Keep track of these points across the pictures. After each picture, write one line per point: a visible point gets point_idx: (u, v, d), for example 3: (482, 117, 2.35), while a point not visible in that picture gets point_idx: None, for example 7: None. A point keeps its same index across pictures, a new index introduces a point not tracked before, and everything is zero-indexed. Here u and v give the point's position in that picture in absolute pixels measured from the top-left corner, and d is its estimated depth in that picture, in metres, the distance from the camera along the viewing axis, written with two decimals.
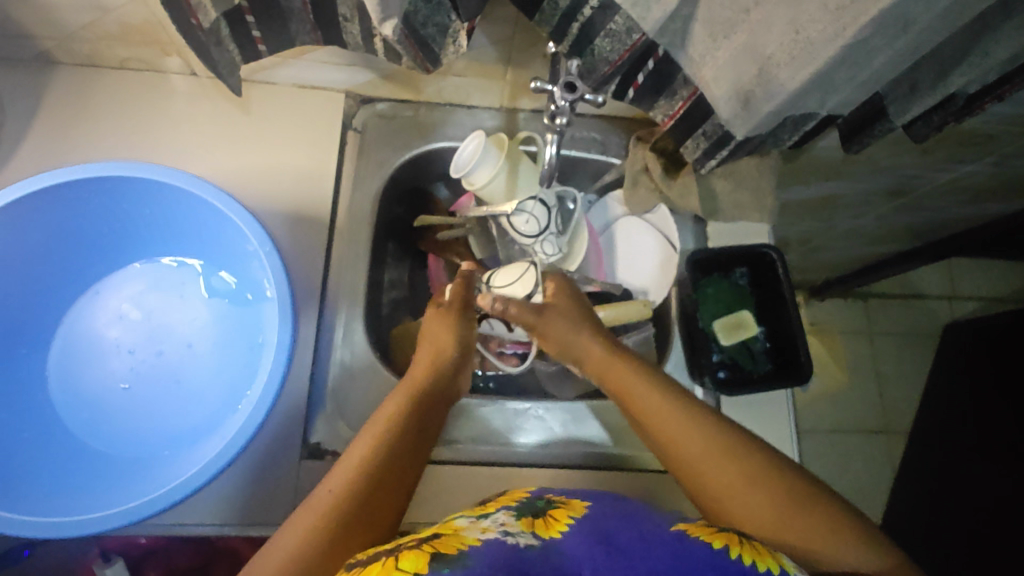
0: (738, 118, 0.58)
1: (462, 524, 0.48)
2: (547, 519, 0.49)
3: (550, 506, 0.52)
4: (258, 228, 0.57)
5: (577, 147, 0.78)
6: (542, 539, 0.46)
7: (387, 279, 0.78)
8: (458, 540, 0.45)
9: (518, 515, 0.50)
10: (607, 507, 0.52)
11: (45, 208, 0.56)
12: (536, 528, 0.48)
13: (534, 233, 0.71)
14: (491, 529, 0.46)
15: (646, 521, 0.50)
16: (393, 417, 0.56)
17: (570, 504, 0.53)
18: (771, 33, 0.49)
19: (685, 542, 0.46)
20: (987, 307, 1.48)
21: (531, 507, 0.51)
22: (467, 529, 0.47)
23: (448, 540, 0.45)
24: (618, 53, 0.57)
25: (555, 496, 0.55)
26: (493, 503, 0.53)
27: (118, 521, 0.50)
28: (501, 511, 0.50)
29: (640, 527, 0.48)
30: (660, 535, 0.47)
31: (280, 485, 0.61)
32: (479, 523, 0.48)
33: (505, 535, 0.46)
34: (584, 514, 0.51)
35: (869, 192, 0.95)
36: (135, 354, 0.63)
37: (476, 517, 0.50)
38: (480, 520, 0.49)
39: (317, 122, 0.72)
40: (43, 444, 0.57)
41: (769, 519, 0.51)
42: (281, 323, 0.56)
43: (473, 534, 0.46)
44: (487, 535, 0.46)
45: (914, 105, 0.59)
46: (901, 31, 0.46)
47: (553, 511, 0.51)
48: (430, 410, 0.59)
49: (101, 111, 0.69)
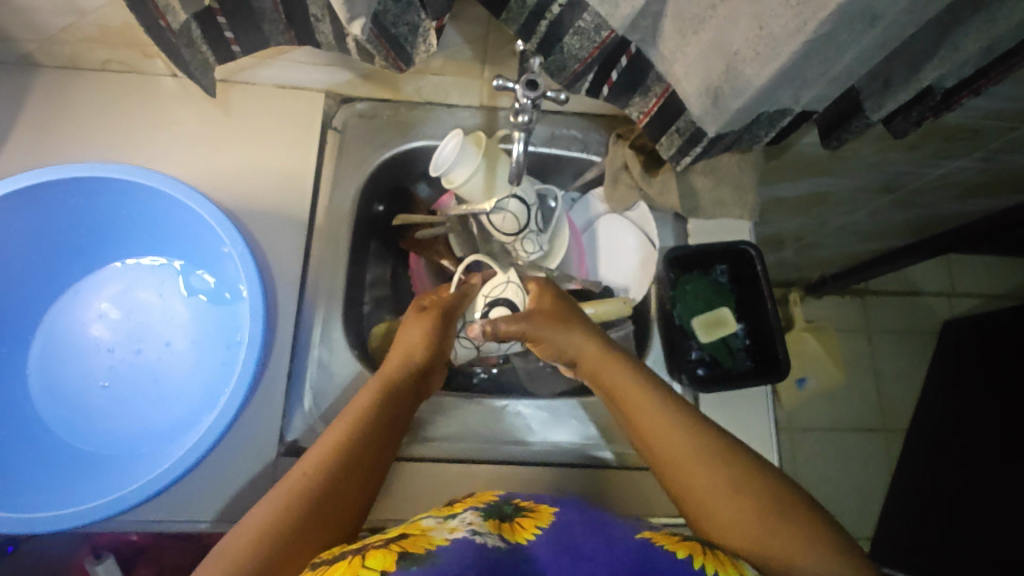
0: (709, 114, 0.58)
1: (430, 524, 0.50)
2: (513, 525, 0.52)
3: (517, 513, 0.54)
4: (231, 228, 0.58)
5: (557, 145, 0.78)
6: (509, 543, 0.49)
7: (370, 277, 0.79)
8: (426, 540, 0.47)
9: (484, 517, 0.52)
10: (574, 513, 0.54)
11: (23, 208, 0.57)
12: (502, 532, 0.50)
13: (514, 231, 0.71)
14: (459, 529, 0.49)
15: (614, 530, 0.51)
16: (368, 405, 0.57)
17: (538, 513, 0.55)
18: (736, 29, 0.49)
19: (651, 551, 0.48)
20: (988, 304, 1.47)
21: (498, 512, 0.54)
22: (434, 530, 0.49)
23: (416, 539, 0.47)
24: (586, 50, 0.57)
25: (522, 502, 0.57)
26: (459, 504, 0.55)
27: (88, 517, 0.50)
28: (467, 512, 0.53)
29: (607, 535, 0.50)
30: (625, 543, 0.49)
31: (257, 483, 0.62)
32: (447, 523, 0.50)
33: (472, 535, 0.48)
34: (552, 523, 0.52)
35: (857, 188, 0.94)
36: (114, 352, 0.64)
37: (444, 517, 0.52)
38: (447, 521, 0.51)
39: (296, 121, 0.72)
40: (24, 441, 0.58)
41: (754, 532, 0.49)
42: (255, 321, 0.57)
43: (442, 534, 0.48)
44: (454, 534, 0.48)
45: (889, 100, 0.58)
46: (867, 25, 0.46)
47: (520, 519, 0.53)
48: (403, 392, 0.60)
49: (83, 112, 0.70)
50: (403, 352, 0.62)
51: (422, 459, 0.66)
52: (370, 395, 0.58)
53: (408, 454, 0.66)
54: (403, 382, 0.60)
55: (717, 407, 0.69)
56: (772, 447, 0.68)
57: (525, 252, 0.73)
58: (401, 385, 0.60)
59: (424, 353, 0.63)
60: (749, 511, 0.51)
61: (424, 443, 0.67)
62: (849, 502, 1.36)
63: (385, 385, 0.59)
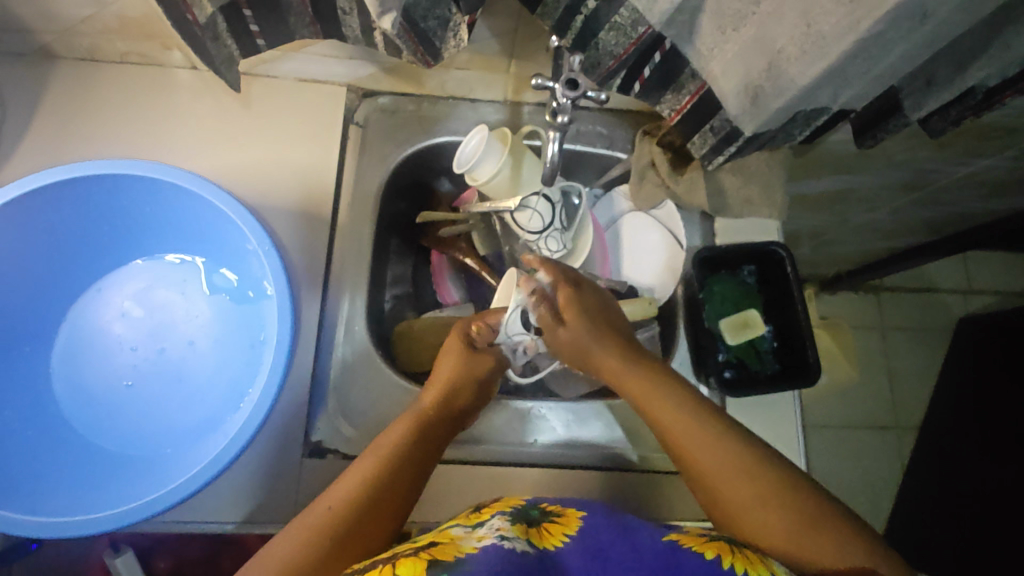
0: (746, 113, 0.57)
1: (458, 533, 0.50)
2: (541, 530, 0.51)
3: (545, 518, 0.53)
4: (257, 227, 0.57)
5: (582, 142, 0.77)
6: (537, 548, 0.48)
7: (391, 275, 0.78)
8: (454, 549, 0.46)
9: (512, 521, 0.51)
10: (602, 517, 0.53)
11: (46, 206, 0.56)
12: (530, 536, 0.49)
13: (539, 229, 0.70)
14: (487, 534, 0.48)
15: (641, 533, 0.51)
16: (400, 441, 0.56)
17: (566, 517, 0.53)
18: (781, 25, 0.47)
19: (677, 552, 0.47)
20: (1005, 302, 1.44)
21: (525, 516, 0.53)
22: (463, 539, 0.48)
23: (445, 549, 0.46)
24: (623, 47, 0.57)
25: (551, 506, 0.56)
26: (487, 510, 0.54)
27: (117, 521, 0.50)
28: (495, 518, 0.52)
29: (634, 537, 0.50)
30: (653, 545, 0.49)
31: (282, 483, 0.62)
32: (474, 532, 0.49)
33: (502, 539, 0.47)
34: (580, 528, 0.51)
35: (882, 185, 0.92)
36: (137, 351, 0.63)
37: (471, 525, 0.51)
38: (475, 529, 0.50)
39: (317, 116, 0.71)
40: (49, 441, 0.58)
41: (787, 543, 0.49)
42: (282, 323, 0.56)
43: (470, 543, 0.47)
44: (483, 542, 0.47)
45: (930, 100, 0.57)
46: (917, 23, 0.44)
47: (548, 524, 0.52)
48: (435, 429, 0.59)
49: (103, 106, 0.68)
50: (435, 391, 0.61)
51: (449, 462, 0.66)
52: (402, 430, 0.57)
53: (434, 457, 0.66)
54: (437, 419, 0.60)
55: (743, 410, 0.69)
56: (799, 449, 0.68)
57: (549, 250, 0.72)
58: (433, 425, 0.59)
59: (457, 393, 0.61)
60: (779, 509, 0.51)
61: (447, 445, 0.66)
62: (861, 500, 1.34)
63: (419, 419, 0.58)
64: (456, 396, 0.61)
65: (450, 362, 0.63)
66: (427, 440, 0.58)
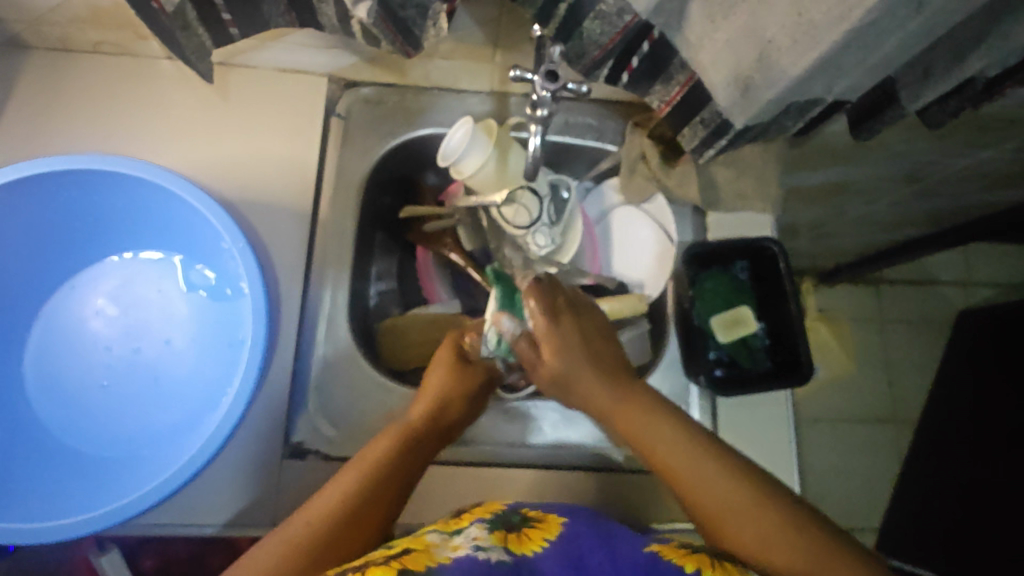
0: (737, 105, 0.55)
1: (433, 540, 0.49)
2: (520, 535, 0.50)
3: (526, 523, 0.52)
4: (230, 225, 0.55)
5: (571, 133, 0.74)
6: (513, 556, 0.47)
7: (374, 271, 0.76)
8: (427, 558, 0.45)
9: (491, 529, 0.50)
10: (584, 525, 0.52)
11: (12, 203, 0.54)
12: (508, 543, 0.48)
13: (525, 224, 0.68)
14: (463, 545, 0.47)
15: (622, 543, 0.50)
16: (378, 459, 0.54)
17: (546, 523, 0.52)
18: (772, 14, 0.45)
19: (659, 566, 0.46)
20: (1005, 294, 1.41)
21: (506, 521, 0.51)
22: (438, 547, 0.47)
23: (417, 557, 0.46)
24: (608, 36, 0.55)
25: (531, 511, 0.54)
26: (467, 516, 0.53)
27: (83, 529, 0.49)
28: (474, 525, 0.51)
29: (614, 546, 0.49)
30: (632, 556, 0.48)
31: (261, 485, 0.60)
32: (450, 540, 0.48)
33: (475, 552, 0.46)
34: (560, 535, 0.50)
35: (881, 177, 0.89)
36: (112, 351, 0.62)
37: (448, 532, 0.50)
38: (451, 537, 0.49)
39: (298, 107, 0.69)
40: (20, 442, 0.57)
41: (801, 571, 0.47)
42: (256, 324, 0.54)
43: (444, 553, 0.46)
44: (457, 553, 0.46)
45: (928, 91, 0.54)
46: (912, 11, 0.41)
47: (527, 529, 0.51)
48: (421, 442, 0.57)
49: (75, 98, 0.66)
50: (427, 404, 0.59)
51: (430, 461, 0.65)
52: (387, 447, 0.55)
53: None
54: (425, 435, 0.57)
55: (734, 411, 0.67)
56: (792, 447, 0.66)
57: (537, 245, 0.70)
58: (421, 442, 0.57)
59: (450, 403, 0.59)
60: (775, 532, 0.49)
61: None
62: (854, 492, 1.33)
63: (405, 436, 0.56)
64: (451, 408, 0.59)
65: (448, 375, 0.60)
66: (411, 455, 0.55)
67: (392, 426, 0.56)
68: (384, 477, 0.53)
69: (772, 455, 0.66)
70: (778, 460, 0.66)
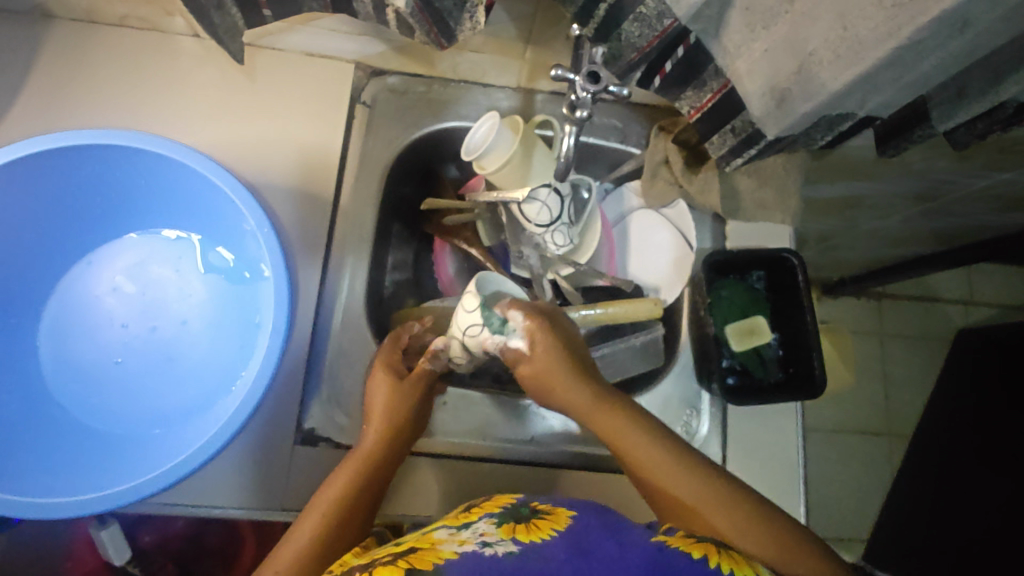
0: (770, 116, 0.55)
1: (441, 536, 0.49)
2: (528, 525, 0.49)
3: (535, 515, 0.51)
4: (256, 206, 0.54)
5: (596, 134, 0.74)
6: (521, 546, 0.46)
7: (392, 260, 0.76)
8: (435, 556, 0.45)
9: (499, 523, 0.50)
10: (593, 516, 0.51)
11: (29, 177, 0.53)
12: (516, 534, 0.48)
13: (546, 223, 0.67)
14: (469, 540, 0.47)
15: (629, 535, 0.49)
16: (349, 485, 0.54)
17: (555, 515, 0.52)
18: (816, 27, 0.45)
19: (666, 558, 0.45)
20: (1005, 315, 1.43)
21: (514, 514, 0.51)
22: (445, 543, 0.48)
23: (425, 554, 0.46)
24: (646, 39, 0.55)
25: (541, 504, 0.54)
26: (475, 511, 0.53)
27: (92, 508, 0.49)
28: (482, 520, 0.51)
29: (621, 536, 0.48)
30: (638, 545, 0.47)
31: (272, 470, 0.61)
32: (458, 535, 0.49)
33: (482, 546, 0.46)
34: (570, 525, 0.50)
35: (894, 193, 0.90)
36: (128, 328, 0.62)
37: (457, 528, 0.51)
38: (459, 532, 0.50)
39: (323, 93, 0.68)
40: (35, 417, 0.56)
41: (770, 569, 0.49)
42: (278, 310, 0.53)
43: (451, 547, 0.46)
44: (464, 548, 0.46)
45: (959, 112, 0.54)
46: (956, 32, 0.41)
47: (536, 521, 0.50)
48: (387, 463, 0.56)
49: (97, 71, 0.66)
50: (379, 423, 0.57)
51: (441, 454, 0.65)
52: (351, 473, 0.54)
53: (427, 450, 0.65)
54: (383, 456, 0.56)
55: (743, 421, 0.68)
56: (799, 458, 0.67)
57: (555, 244, 0.69)
58: (383, 460, 0.56)
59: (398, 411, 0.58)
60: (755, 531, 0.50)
61: (445, 438, 0.65)
62: (845, 503, 1.34)
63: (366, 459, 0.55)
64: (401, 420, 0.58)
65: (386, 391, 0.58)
66: (374, 477, 0.55)
67: (355, 452, 0.55)
68: (355, 504, 0.53)
69: (777, 465, 0.67)
70: (785, 470, 0.67)
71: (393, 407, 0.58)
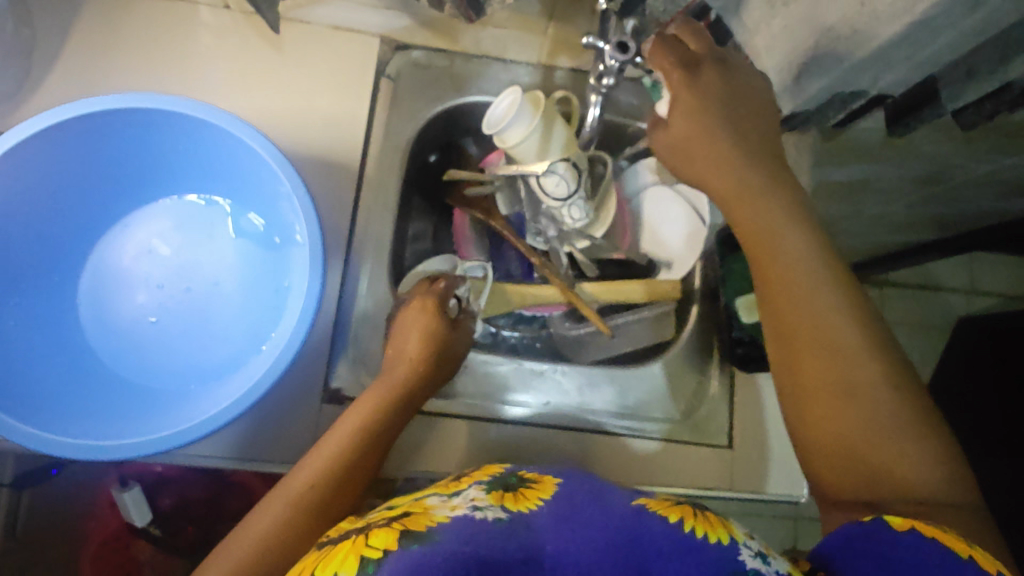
0: (788, 91, 0.60)
1: (433, 502, 0.47)
2: (516, 494, 0.48)
3: (523, 483, 0.50)
4: (291, 170, 0.56)
5: (615, 112, 0.76)
6: (510, 513, 0.45)
7: (411, 231, 0.78)
8: (428, 518, 0.44)
9: (489, 490, 0.49)
10: (575, 484, 0.50)
11: (73, 140, 0.55)
12: (505, 501, 0.47)
13: (563, 196, 0.69)
14: (461, 505, 0.46)
15: (612, 498, 0.48)
16: (369, 413, 0.57)
17: (541, 483, 0.50)
18: (834, 3, 0.47)
19: (645, 518, 0.45)
20: (1004, 305, 1.45)
21: (503, 482, 0.50)
22: (437, 508, 0.46)
23: (417, 517, 0.44)
24: (671, 14, 0.58)
25: (528, 472, 0.53)
26: (465, 479, 0.52)
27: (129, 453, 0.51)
28: (472, 487, 0.50)
29: (603, 500, 0.47)
30: (619, 508, 0.46)
31: (299, 428, 0.63)
32: (449, 501, 0.47)
33: (474, 510, 0.45)
34: (556, 494, 0.48)
35: (901, 178, 0.91)
36: (163, 289, 0.65)
37: (447, 495, 0.49)
38: (451, 498, 0.48)
39: (349, 65, 0.70)
40: (73, 367, 0.59)
41: (877, 445, 0.47)
42: (311, 268, 0.55)
43: (443, 512, 0.45)
44: (456, 512, 0.45)
45: (966, 92, 0.52)
46: (968, 9, 0.43)
47: (524, 488, 0.49)
48: (409, 401, 0.60)
49: (131, 39, 0.67)
50: (405, 356, 0.61)
51: (457, 416, 0.67)
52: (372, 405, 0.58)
53: (447, 411, 0.67)
54: (408, 393, 0.60)
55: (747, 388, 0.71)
56: None
57: (571, 218, 0.71)
58: (404, 397, 0.59)
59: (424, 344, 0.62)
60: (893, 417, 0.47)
61: (460, 401, 0.68)
62: None
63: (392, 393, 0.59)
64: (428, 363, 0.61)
65: (418, 328, 0.62)
66: (395, 413, 0.58)
67: (382, 380, 0.59)
68: (375, 434, 0.56)
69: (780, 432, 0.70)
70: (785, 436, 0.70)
71: (424, 341, 0.62)
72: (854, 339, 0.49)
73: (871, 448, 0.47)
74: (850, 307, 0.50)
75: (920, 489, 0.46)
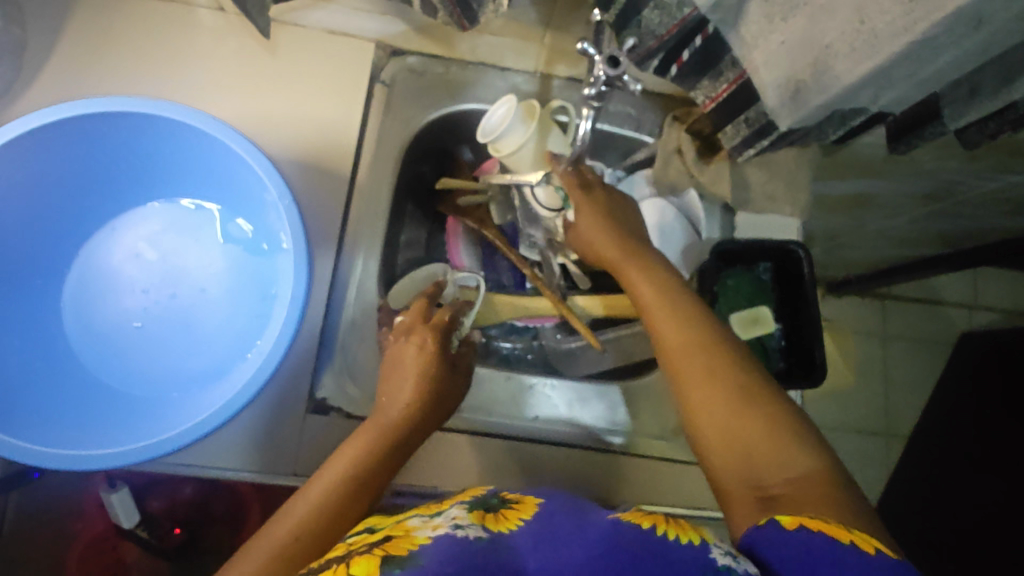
0: (784, 108, 0.57)
1: (414, 524, 0.46)
2: (497, 514, 0.47)
3: (504, 505, 0.49)
4: (279, 177, 0.55)
5: (611, 122, 0.76)
6: (491, 533, 0.44)
7: (404, 238, 0.78)
8: (408, 541, 0.42)
9: (470, 510, 0.48)
10: (558, 502, 0.49)
11: (58, 143, 0.54)
12: (486, 520, 0.46)
13: (557, 208, 0.68)
14: (442, 524, 0.44)
15: (592, 516, 0.47)
16: (358, 458, 0.54)
17: (523, 505, 0.50)
18: (832, 19, 0.46)
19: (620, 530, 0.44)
20: (1007, 320, 1.43)
21: (484, 504, 0.49)
22: (418, 529, 0.45)
23: (398, 541, 0.43)
24: (665, 27, 0.55)
25: (509, 494, 0.52)
26: (446, 501, 0.51)
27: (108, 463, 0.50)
28: (454, 507, 0.48)
29: (583, 517, 0.47)
30: (597, 522, 0.45)
31: (284, 437, 0.62)
32: (431, 522, 0.46)
33: (455, 529, 0.43)
34: (536, 514, 0.48)
35: (903, 193, 0.90)
36: (149, 294, 0.64)
37: (429, 517, 0.48)
38: (432, 519, 0.47)
39: (343, 69, 0.69)
40: (56, 373, 0.58)
41: (731, 434, 0.48)
42: (297, 277, 0.54)
43: (425, 533, 0.44)
44: (438, 532, 0.43)
45: (970, 110, 0.53)
46: (971, 29, 0.42)
47: (506, 510, 0.48)
48: (405, 442, 0.56)
49: (122, 40, 0.67)
50: (397, 394, 0.57)
51: (451, 429, 0.66)
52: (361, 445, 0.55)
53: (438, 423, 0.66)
54: (404, 434, 0.56)
55: None
56: None
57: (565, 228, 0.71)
58: (398, 438, 0.55)
59: (419, 383, 0.58)
60: (751, 406, 0.48)
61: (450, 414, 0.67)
62: None
63: (384, 432, 0.55)
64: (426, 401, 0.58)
65: (416, 367, 0.59)
66: (389, 454, 0.55)
67: (375, 420, 0.56)
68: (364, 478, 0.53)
69: None
70: None
71: (422, 380, 0.58)
72: (706, 338, 0.53)
73: (732, 442, 0.48)
74: (701, 315, 0.55)
75: (783, 478, 0.45)
